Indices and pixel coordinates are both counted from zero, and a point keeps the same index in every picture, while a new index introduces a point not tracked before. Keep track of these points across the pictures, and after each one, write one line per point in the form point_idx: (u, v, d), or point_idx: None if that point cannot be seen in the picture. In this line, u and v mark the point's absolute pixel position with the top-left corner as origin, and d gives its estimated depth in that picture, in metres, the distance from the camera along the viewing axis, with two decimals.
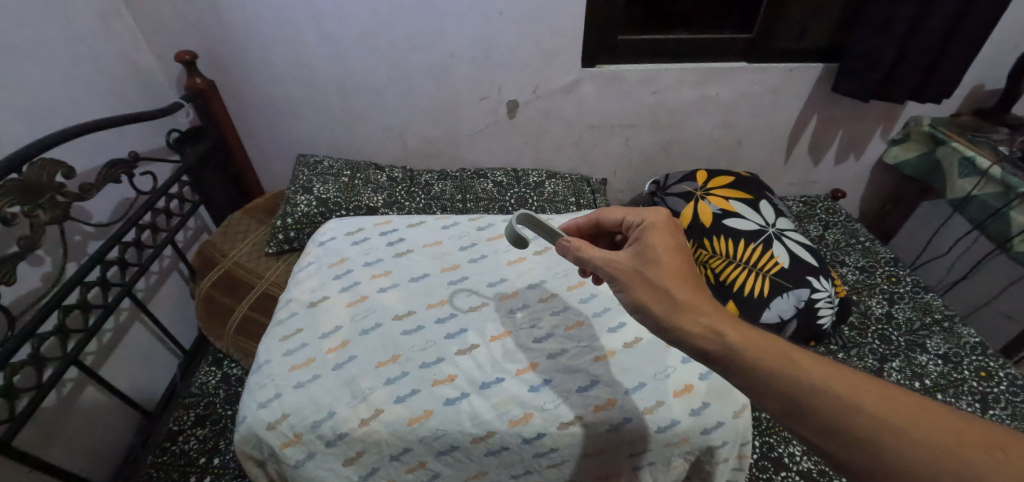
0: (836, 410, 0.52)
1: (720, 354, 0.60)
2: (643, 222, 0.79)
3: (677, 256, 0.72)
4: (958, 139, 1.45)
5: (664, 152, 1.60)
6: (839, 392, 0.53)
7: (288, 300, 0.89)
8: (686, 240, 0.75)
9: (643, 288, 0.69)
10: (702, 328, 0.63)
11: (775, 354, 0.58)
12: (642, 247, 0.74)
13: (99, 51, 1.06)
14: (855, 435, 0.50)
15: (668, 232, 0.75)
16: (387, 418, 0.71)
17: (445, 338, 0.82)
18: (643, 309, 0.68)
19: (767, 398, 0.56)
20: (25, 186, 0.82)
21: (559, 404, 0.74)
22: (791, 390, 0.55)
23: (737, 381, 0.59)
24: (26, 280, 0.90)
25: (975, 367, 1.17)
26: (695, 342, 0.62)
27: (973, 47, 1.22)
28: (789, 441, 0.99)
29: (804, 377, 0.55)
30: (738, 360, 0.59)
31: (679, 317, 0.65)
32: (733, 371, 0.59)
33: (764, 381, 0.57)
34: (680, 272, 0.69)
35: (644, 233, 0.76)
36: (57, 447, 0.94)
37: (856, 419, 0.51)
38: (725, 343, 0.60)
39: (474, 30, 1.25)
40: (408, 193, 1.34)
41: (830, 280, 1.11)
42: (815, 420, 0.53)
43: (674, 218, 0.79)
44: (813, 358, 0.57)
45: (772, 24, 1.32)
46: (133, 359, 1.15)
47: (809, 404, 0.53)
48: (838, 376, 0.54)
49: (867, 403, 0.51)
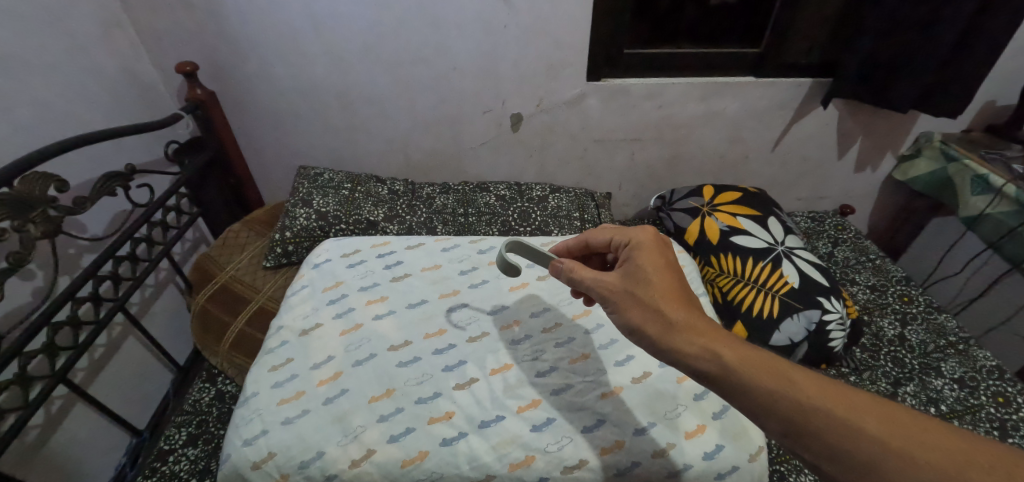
0: (836, 432, 0.49)
1: (717, 375, 0.57)
2: (630, 241, 0.75)
3: (668, 277, 0.68)
4: (970, 155, 1.41)
5: (669, 167, 1.57)
6: (838, 412, 0.50)
7: (279, 328, 0.86)
8: (675, 260, 0.71)
9: (638, 309, 0.65)
10: (697, 348, 0.59)
11: (773, 374, 0.54)
12: (632, 268, 0.70)
13: (98, 61, 1.05)
14: (857, 458, 0.47)
15: (657, 251, 0.72)
16: (380, 459, 0.68)
17: (442, 370, 0.79)
18: (638, 332, 0.64)
19: (765, 419, 0.53)
20: (16, 200, 0.79)
21: (564, 446, 0.71)
22: (788, 410, 0.52)
23: (736, 403, 0.56)
24: (17, 295, 0.87)
25: (993, 393, 1.13)
26: (692, 363, 0.59)
27: (987, 61, 1.19)
28: (801, 471, 0.94)
29: (802, 397, 0.52)
30: (735, 381, 0.55)
31: (675, 337, 0.61)
32: (731, 392, 0.56)
33: (762, 402, 0.53)
34: (673, 293, 0.66)
35: (632, 254, 0.72)
36: (44, 466, 0.91)
37: (854, 441, 0.48)
38: (721, 364, 0.57)
39: (477, 43, 1.23)
40: (409, 206, 1.31)
41: (842, 301, 1.07)
42: (817, 441, 0.49)
43: (661, 236, 0.75)
44: (812, 377, 0.54)
45: (780, 39, 1.30)
46: (126, 374, 1.13)
47: (807, 427, 0.50)
48: (836, 394, 0.51)
49: (866, 422, 0.48)
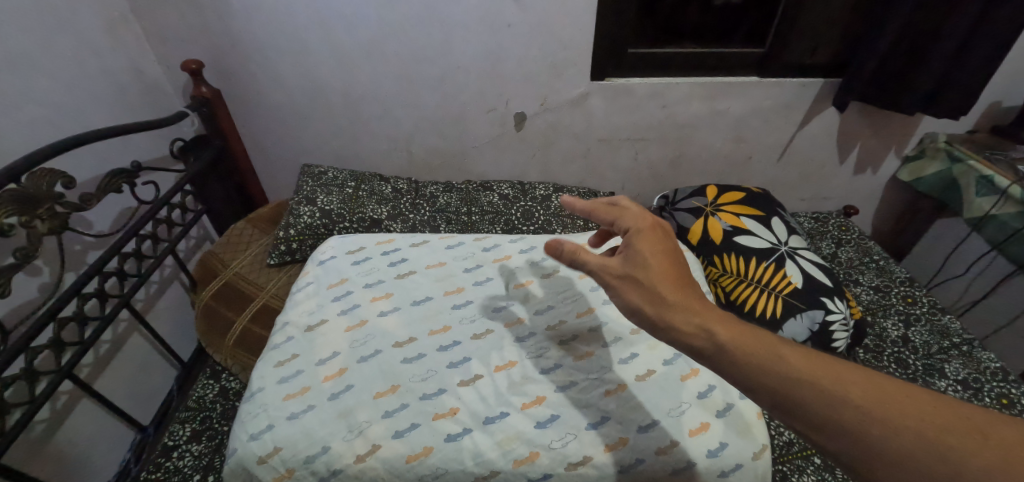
0: (821, 401, 0.49)
1: (710, 351, 0.57)
2: (630, 224, 0.72)
3: (668, 261, 0.67)
4: (975, 156, 1.41)
5: (673, 167, 1.57)
6: (824, 382, 0.50)
7: (284, 324, 0.87)
8: (675, 246, 0.70)
9: (637, 292, 0.65)
10: (693, 326, 0.59)
11: (761, 348, 0.54)
12: (632, 251, 0.68)
13: (105, 59, 1.05)
14: (843, 427, 0.47)
15: (656, 236, 0.70)
16: (385, 455, 0.69)
17: (447, 367, 0.79)
18: (637, 313, 0.64)
19: (756, 392, 0.53)
20: (23, 196, 0.80)
21: (568, 443, 0.71)
22: (776, 383, 0.52)
23: (726, 377, 0.56)
24: (23, 291, 0.88)
25: (996, 394, 1.13)
26: (685, 340, 0.59)
27: (992, 62, 1.19)
28: (803, 471, 0.93)
29: (790, 369, 0.52)
30: (726, 357, 0.56)
31: (672, 315, 0.61)
32: (722, 367, 0.56)
33: (751, 377, 0.53)
34: (673, 278, 0.65)
35: (631, 237, 0.70)
36: (49, 461, 0.92)
37: (840, 410, 0.48)
38: (714, 340, 0.57)
39: (482, 42, 1.24)
40: (413, 205, 1.32)
41: (845, 301, 1.06)
42: (804, 413, 0.49)
43: (660, 222, 0.74)
44: (802, 351, 0.53)
45: (784, 39, 1.30)
46: (131, 370, 1.13)
47: (795, 399, 0.50)
48: (822, 365, 0.51)
49: (851, 392, 0.48)
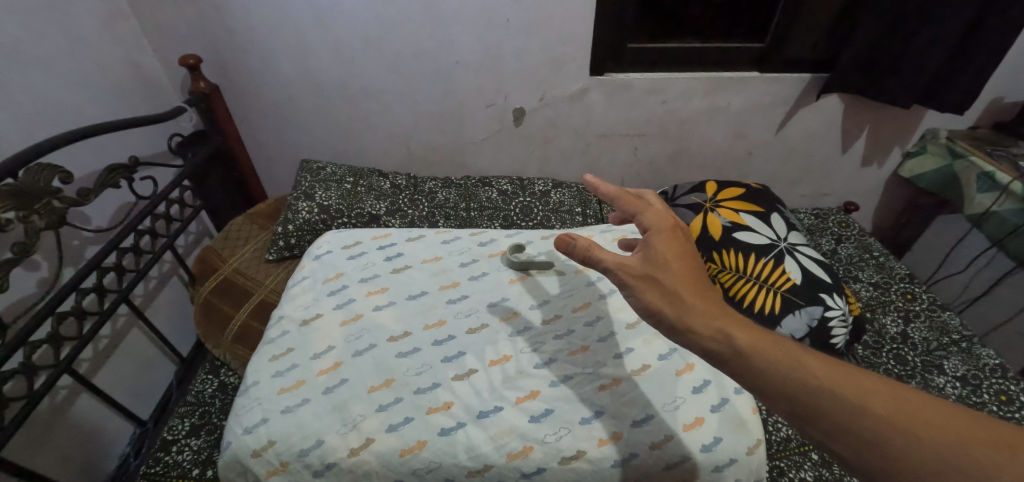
0: (842, 411, 0.49)
1: (729, 357, 0.57)
2: (649, 224, 0.72)
3: (687, 262, 0.67)
4: (976, 152, 1.40)
5: (672, 162, 1.57)
6: (848, 393, 0.50)
7: (280, 318, 0.87)
8: (693, 247, 0.71)
9: (657, 293, 0.64)
10: (713, 330, 0.59)
11: (785, 355, 0.54)
12: (650, 251, 0.68)
13: (102, 52, 1.05)
14: (861, 436, 0.47)
15: (677, 237, 0.71)
16: (378, 448, 0.69)
17: (442, 361, 0.79)
18: (657, 314, 0.63)
19: (776, 399, 0.52)
20: (21, 191, 0.80)
21: (561, 437, 0.71)
22: (799, 390, 0.51)
23: (747, 385, 0.56)
24: (21, 286, 0.88)
25: (996, 391, 1.13)
26: (704, 344, 0.59)
27: (995, 57, 1.18)
28: (800, 466, 0.93)
29: (813, 380, 0.51)
30: (746, 363, 0.55)
31: (690, 319, 0.61)
32: (742, 373, 0.55)
33: (771, 381, 0.53)
34: (690, 280, 0.65)
35: (651, 236, 0.70)
36: (47, 455, 0.92)
37: (864, 420, 0.48)
38: (734, 346, 0.57)
39: (480, 37, 1.23)
40: (411, 201, 1.31)
41: (844, 298, 1.07)
42: (824, 421, 0.49)
43: (680, 224, 0.74)
44: (823, 359, 0.53)
45: (785, 34, 1.29)
46: (131, 365, 1.14)
47: (817, 406, 0.50)
48: (847, 375, 0.51)
49: (874, 402, 0.49)
